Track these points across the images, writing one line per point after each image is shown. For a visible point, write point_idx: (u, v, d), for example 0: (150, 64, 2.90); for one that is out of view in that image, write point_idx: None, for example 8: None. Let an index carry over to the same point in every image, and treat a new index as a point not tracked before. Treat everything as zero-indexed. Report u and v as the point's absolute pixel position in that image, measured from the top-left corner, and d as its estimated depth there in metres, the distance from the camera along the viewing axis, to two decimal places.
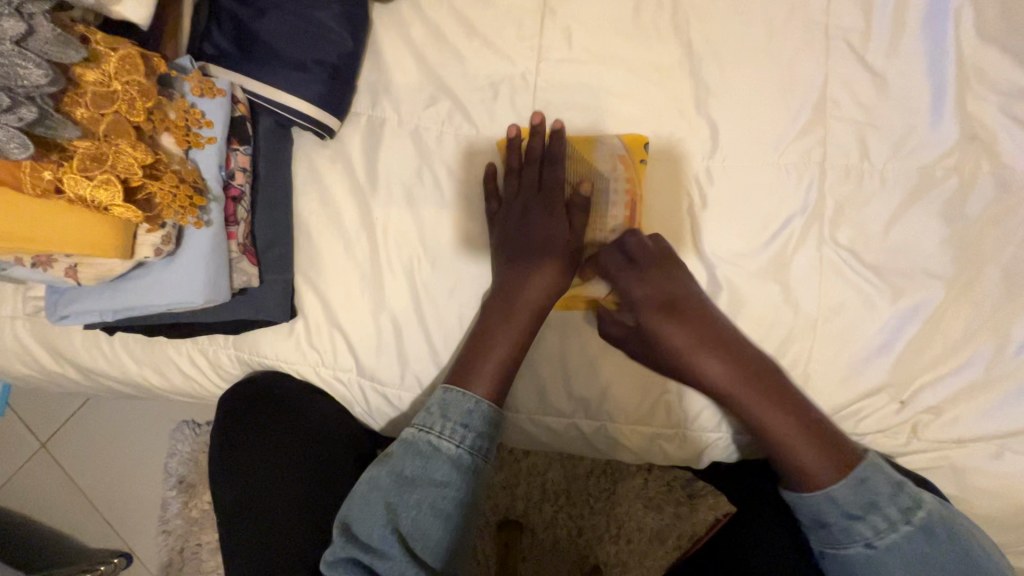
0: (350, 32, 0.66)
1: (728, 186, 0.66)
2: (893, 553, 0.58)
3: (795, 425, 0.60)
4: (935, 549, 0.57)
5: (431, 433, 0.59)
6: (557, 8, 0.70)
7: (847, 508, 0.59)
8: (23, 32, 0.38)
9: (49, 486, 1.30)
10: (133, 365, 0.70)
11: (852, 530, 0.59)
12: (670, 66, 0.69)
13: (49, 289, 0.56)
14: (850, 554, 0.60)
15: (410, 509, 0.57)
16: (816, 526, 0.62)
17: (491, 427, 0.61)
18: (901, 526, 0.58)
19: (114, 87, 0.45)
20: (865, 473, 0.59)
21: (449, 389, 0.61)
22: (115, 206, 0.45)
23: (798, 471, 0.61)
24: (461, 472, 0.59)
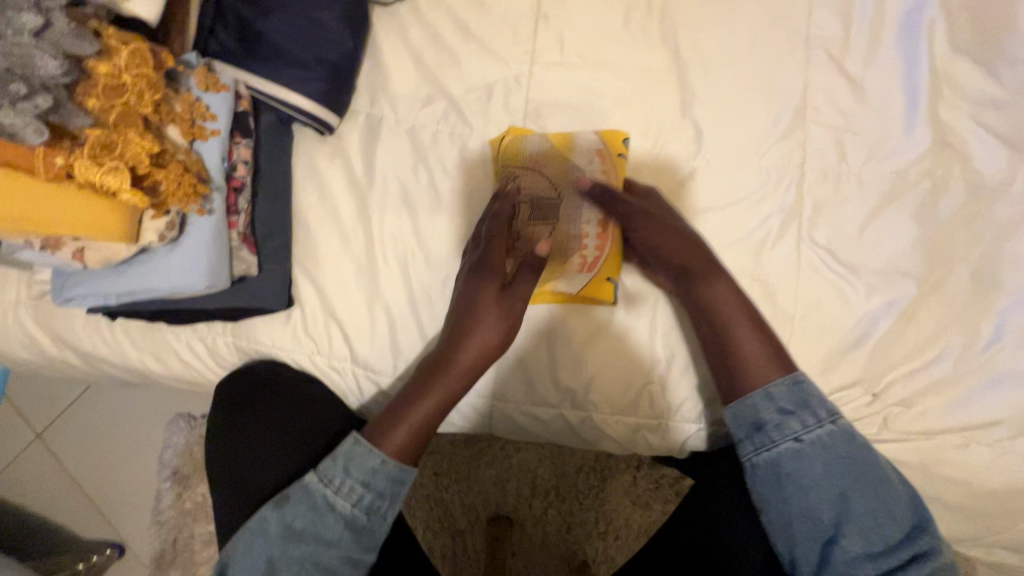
0: (350, 32, 0.68)
1: (711, 185, 0.69)
2: (821, 451, 0.58)
3: (757, 336, 0.62)
4: (855, 452, 0.57)
5: (330, 488, 0.61)
6: (550, 14, 0.73)
7: (782, 402, 0.59)
8: (41, 25, 0.40)
9: (43, 477, 1.31)
10: (133, 351, 0.72)
11: (784, 425, 0.59)
12: (658, 71, 0.72)
13: (55, 273, 0.58)
14: (780, 454, 0.59)
15: (292, 563, 0.59)
16: (751, 431, 0.60)
17: (394, 487, 0.62)
18: (827, 424, 0.58)
19: (124, 79, 0.47)
20: (803, 377, 0.60)
21: (359, 444, 0.63)
22: (123, 192, 0.47)
23: (743, 372, 0.61)
24: (354, 532, 0.61)
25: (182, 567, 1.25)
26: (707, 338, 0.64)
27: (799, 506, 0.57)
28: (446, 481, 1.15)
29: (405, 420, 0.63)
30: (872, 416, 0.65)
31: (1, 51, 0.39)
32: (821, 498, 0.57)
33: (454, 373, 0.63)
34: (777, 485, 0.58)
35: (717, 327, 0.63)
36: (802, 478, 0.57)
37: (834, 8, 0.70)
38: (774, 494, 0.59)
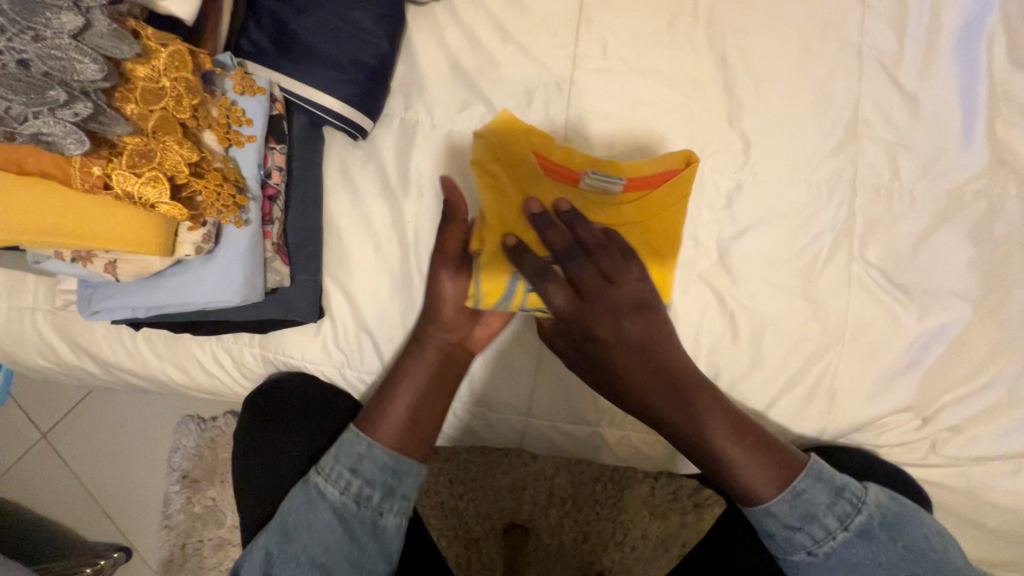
0: (387, 33, 0.65)
1: (758, 200, 0.67)
2: (839, 561, 0.55)
3: (739, 443, 0.56)
4: (879, 555, 0.55)
5: (321, 475, 0.59)
6: (593, 17, 0.70)
7: (787, 520, 0.55)
8: (80, 27, 0.37)
9: (49, 478, 1.28)
10: (155, 361, 0.70)
11: (795, 541, 0.55)
12: (704, 79, 0.69)
13: (81, 284, 0.56)
14: (795, 564, 0.56)
15: (288, 560, 0.56)
16: (761, 538, 0.58)
17: (386, 475, 0.59)
18: (840, 533, 0.55)
19: (163, 83, 0.44)
20: (804, 485, 0.55)
21: (350, 431, 0.60)
22: (161, 203, 0.45)
23: (741, 485, 0.56)
24: (345, 526, 0.57)
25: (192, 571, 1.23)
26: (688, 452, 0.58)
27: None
28: (461, 488, 1.12)
29: (393, 404, 0.60)
30: (921, 441, 0.64)
31: (40, 56, 0.37)
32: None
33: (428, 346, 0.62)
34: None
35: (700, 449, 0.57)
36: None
37: (888, 18, 0.67)
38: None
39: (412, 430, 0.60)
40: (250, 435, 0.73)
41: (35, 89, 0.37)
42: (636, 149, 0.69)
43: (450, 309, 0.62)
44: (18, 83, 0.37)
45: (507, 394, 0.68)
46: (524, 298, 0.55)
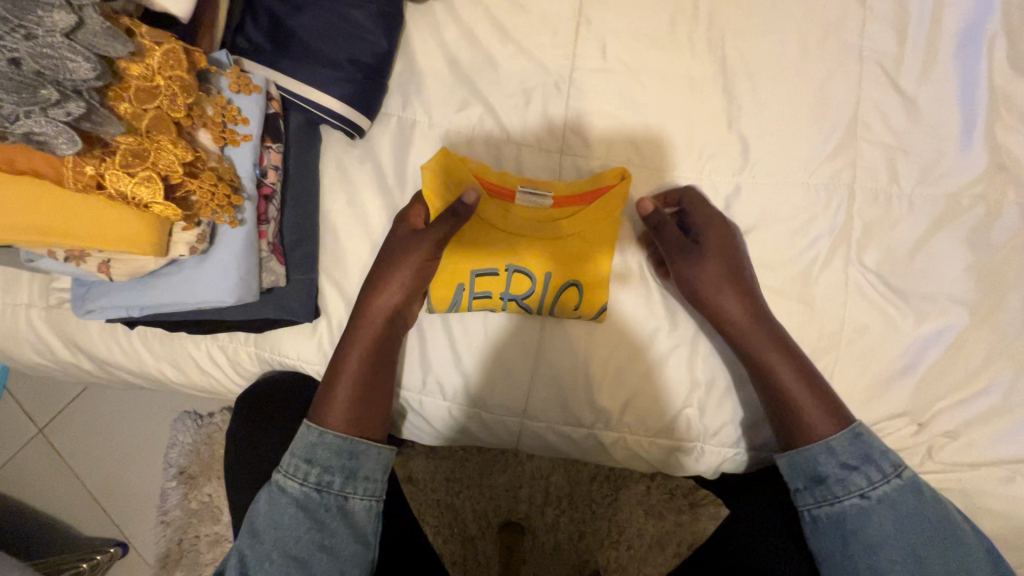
0: (385, 31, 0.65)
1: (756, 202, 0.67)
2: (887, 508, 0.57)
3: (804, 383, 0.60)
4: (921, 508, 0.56)
5: (279, 472, 0.59)
6: (593, 17, 0.69)
7: (844, 457, 0.58)
8: (73, 25, 0.37)
9: (45, 473, 1.28)
10: (150, 359, 0.70)
11: (848, 481, 0.58)
12: (703, 80, 0.69)
13: (75, 283, 0.55)
14: (845, 511, 0.58)
15: (261, 559, 0.56)
16: (812, 483, 0.60)
17: (342, 459, 0.60)
18: (893, 479, 0.57)
19: (157, 82, 0.44)
20: (862, 429, 0.59)
21: (301, 426, 0.62)
22: (155, 203, 0.45)
23: (800, 424, 0.60)
24: (310, 515, 0.58)
25: (188, 567, 1.23)
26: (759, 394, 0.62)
27: (865, 564, 0.56)
28: (457, 486, 1.13)
29: (342, 381, 0.62)
30: (917, 446, 0.64)
31: (32, 55, 0.36)
32: (892, 559, 0.55)
33: (374, 321, 0.63)
34: (841, 542, 0.57)
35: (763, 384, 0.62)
36: (870, 535, 0.56)
37: (889, 20, 0.67)
38: (837, 549, 0.57)
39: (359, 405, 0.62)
40: (244, 432, 0.72)
41: (26, 88, 0.37)
42: (635, 150, 0.69)
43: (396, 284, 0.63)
44: (9, 81, 0.36)
45: (504, 395, 0.68)
46: (472, 302, 0.65)
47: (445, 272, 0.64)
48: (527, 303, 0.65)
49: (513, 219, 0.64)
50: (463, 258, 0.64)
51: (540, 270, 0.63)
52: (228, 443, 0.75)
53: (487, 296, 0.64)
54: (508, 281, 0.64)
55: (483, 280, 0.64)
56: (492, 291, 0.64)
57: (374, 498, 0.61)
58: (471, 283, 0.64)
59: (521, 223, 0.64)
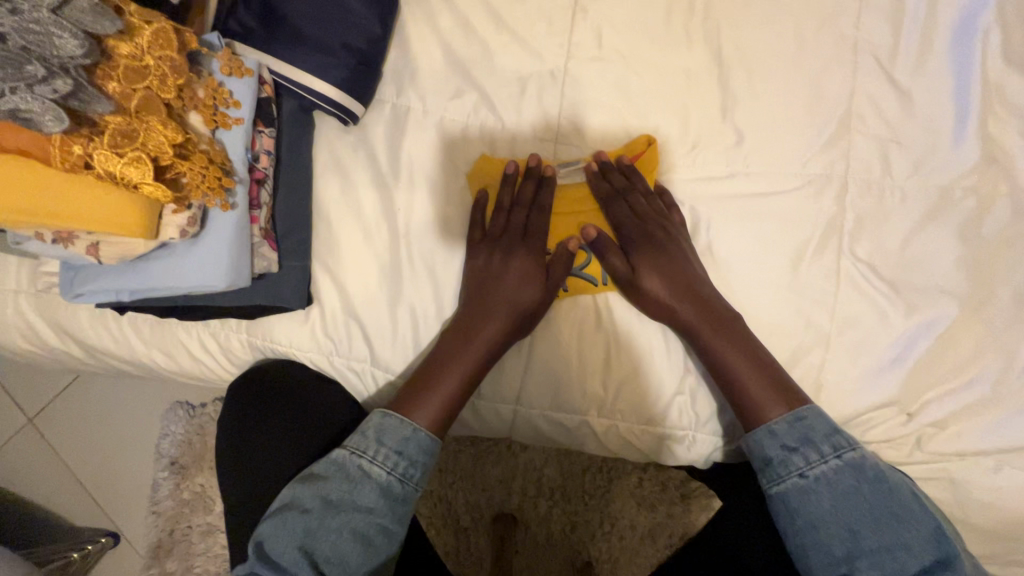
0: (378, 17, 0.65)
1: (750, 192, 0.67)
2: (831, 485, 0.58)
3: (757, 372, 0.61)
4: (864, 487, 0.57)
5: (364, 456, 0.60)
6: (588, 6, 0.69)
7: (784, 439, 0.59)
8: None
9: (35, 463, 1.27)
10: (140, 346, 0.69)
11: (790, 462, 0.59)
12: (699, 71, 0.69)
13: (64, 267, 0.54)
14: (789, 490, 0.59)
15: (330, 532, 0.57)
16: (761, 466, 0.61)
17: (426, 457, 0.62)
18: (831, 459, 0.58)
19: (147, 61, 0.43)
20: (805, 412, 0.60)
21: (392, 416, 0.61)
22: (145, 185, 0.44)
23: (752, 408, 0.61)
24: (389, 500, 0.60)
25: (179, 558, 1.22)
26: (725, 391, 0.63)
27: (812, 540, 0.57)
28: (451, 478, 1.13)
29: (438, 383, 0.63)
30: (906, 436, 0.65)
31: (18, 30, 0.36)
32: (835, 533, 0.57)
33: (487, 331, 0.64)
34: (790, 521, 0.59)
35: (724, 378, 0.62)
36: (812, 512, 0.58)
37: (884, 12, 0.67)
38: (788, 526, 0.59)
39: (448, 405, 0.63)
40: (241, 419, 0.73)
41: (12, 63, 0.36)
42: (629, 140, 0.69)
43: (515, 300, 0.64)
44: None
45: (497, 383, 0.68)
46: None
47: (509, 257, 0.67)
48: (588, 274, 0.67)
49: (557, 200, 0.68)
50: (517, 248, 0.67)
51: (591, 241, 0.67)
52: (221, 431, 0.74)
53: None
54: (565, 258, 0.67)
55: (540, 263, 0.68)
56: None
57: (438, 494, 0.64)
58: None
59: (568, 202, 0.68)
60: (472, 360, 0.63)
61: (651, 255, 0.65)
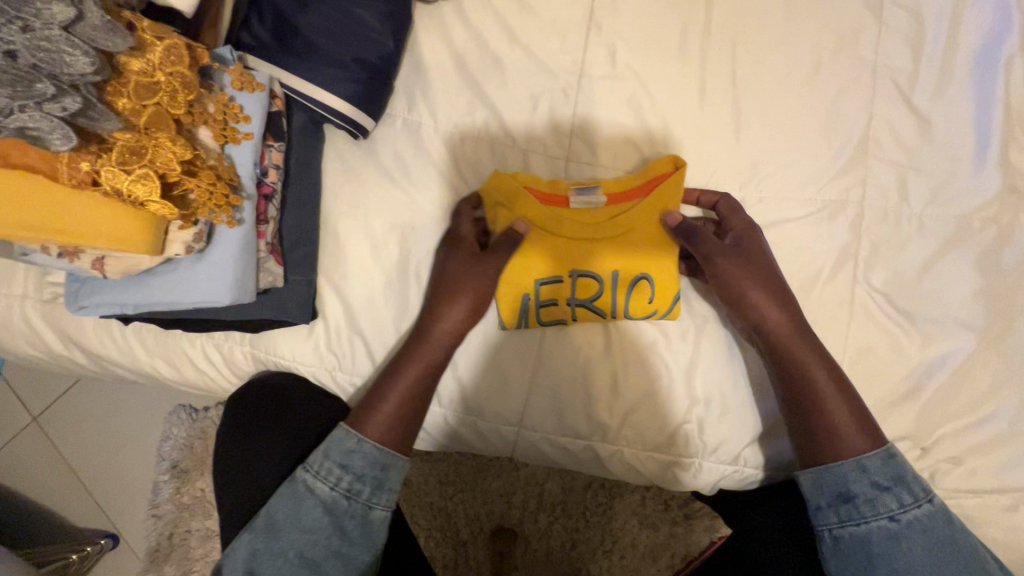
0: (391, 31, 0.64)
1: (763, 216, 0.66)
2: (918, 533, 0.55)
3: (843, 400, 0.59)
4: (953, 539, 0.54)
5: (309, 472, 0.60)
6: (603, 24, 0.69)
7: (876, 477, 0.56)
8: (72, 18, 0.36)
9: (38, 461, 1.28)
10: (143, 355, 0.68)
11: (879, 502, 0.56)
12: (715, 91, 0.68)
13: (69, 278, 0.53)
14: (871, 533, 0.55)
15: (274, 556, 0.57)
16: (837, 501, 0.57)
17: (375, 469, 0.60)
18: (923, 504, 0.55)
19: (157, 78, 0.43)
20: (894, 450, 0.58)
21: (340, 429, 0.61)
22: (151, 202, 0.43)
23: (830, 434, 0.58)
24: (334, 518, 0.58)
25: (177, 562, 1.22)
26: (806, 421, 0.60)
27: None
28: (451, 490, 1.12)
29: (390, 395, 0.62)
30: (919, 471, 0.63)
31: (29, 47, 0.35)
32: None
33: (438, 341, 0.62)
34: (866, 566, 0.55)
35: (809, 408, 0.59)
36: (897, 559, 0.54)
37: (904, 37, 0.66)
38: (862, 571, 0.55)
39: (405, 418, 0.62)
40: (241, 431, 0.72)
41: (22, 81, 0.36)
42: (641, 159, 0.68)
43: (446, 311, 0.62)
44: (4, 74, 0.35)
45: (502, 404, 0.67)
46: (539, 312, 0.64)
47: (513, 281, 0.63)
48: (598, 306, 0.63)
49: (568, 222, 0.63)
50: (525, 270, 0.63)
51: (604, 270, 0.62)
52: (221, 442, 0.74)
53: (553, 305, 0.63)
54: (575, 285, 0.63)
55: (547, 287, 0.63)
56: (560, 298, 0.63)
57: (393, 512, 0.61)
58: (535, 292, 0.63)
59: (583, 223, 0.63)
60: (423, 371, 0.62)
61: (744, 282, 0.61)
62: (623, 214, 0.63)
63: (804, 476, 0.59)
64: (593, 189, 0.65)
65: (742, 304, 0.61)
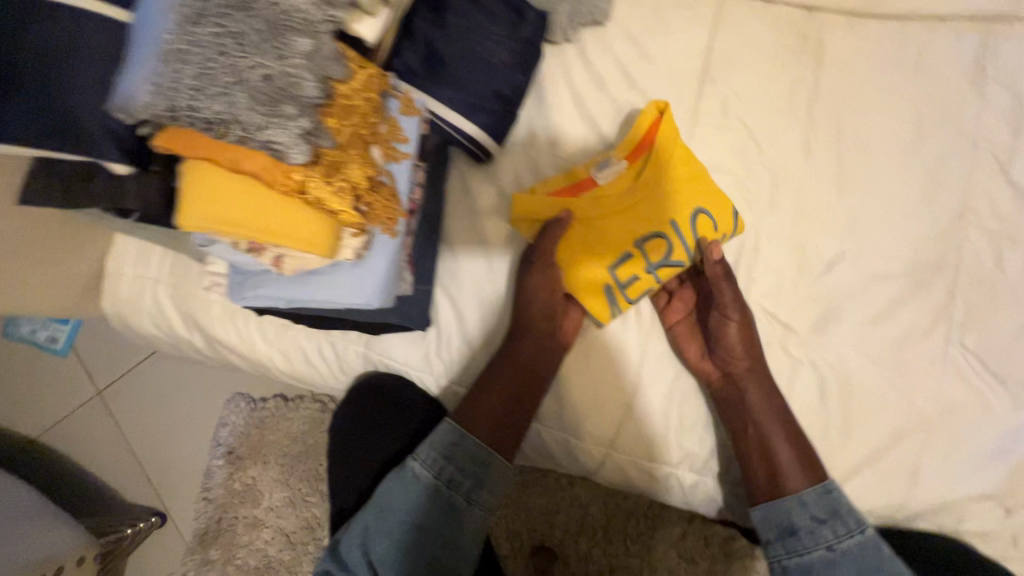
0: (525, 68, 0.70)
1: (860, 270, 0.69)
2: (853, 560, 0.61)
3: (793, 440, 0.64)
4: (883, 564, 0.60)
5: (417, 459, 0.66)
6: (716, 78, 0.74)
7: (814, 511, 0.62)
8: (312, 50, 0.42)
9: (99, 434, 1.32)
10: (261, 345, 0.73)
11: (817, 533, 0.62)
12: (819, 148, 0.72)
13: (232, 271, 0.58)
14: (812, 561, 0.62)
15: (383, 534, 0.64)
16: (783, 534, 0.63)
17: (475, 464, 0.66)
18: (857, 535, 0.61)
19: (355, 100, 0.48)
20: (833, 485, 0.63)
21: (445, 423, 0.67)
22: (343, 212, 0.48)
23: (780, 472, 0.63)
24: (437, 504, 0.65)
25: (224, 547, 1.25)
26: (750, 458, 0.64)
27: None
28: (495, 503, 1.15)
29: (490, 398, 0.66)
30: (1003, 535, 0.64)
31: (280, 73, 0.41)
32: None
33: (526, 346, 0.67)
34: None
35: (761, 449, 0.64)
36: None
37: (1004, 115, 0.70)
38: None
39: (497, 434, 0.66)
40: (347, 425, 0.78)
41: (273, 102, 0.41)
42: (745, 204, 0.71)
43: (533, 325, 0.67)
44: (261, 95, 0.41)
45: (596, 424, 0.69)
46: (627, 292, 0.67)
47: (590, 282, 0.67)
48: (674, 259, 0.66)
49: (606, 202, 0.67)
50: (597, 261, 0.67)
51: (663, 224, 0.65)
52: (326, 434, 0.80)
53: (636, 279, 0.66)
54: (646, 252, 0.65)
55: (624, 266, 0.66)
56: (639, 273, 0.66)
57: (490, 510, 0.66)
58: (615, 276, 0.66)
59: (616, 198, 0.67)
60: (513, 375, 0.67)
61: (728, 330, 0.66)
62: (646, 172, 0.67)
63: (755, 513, 0.64)
64: (607, 160, 0.68)
65: (721, 344, 0.66)
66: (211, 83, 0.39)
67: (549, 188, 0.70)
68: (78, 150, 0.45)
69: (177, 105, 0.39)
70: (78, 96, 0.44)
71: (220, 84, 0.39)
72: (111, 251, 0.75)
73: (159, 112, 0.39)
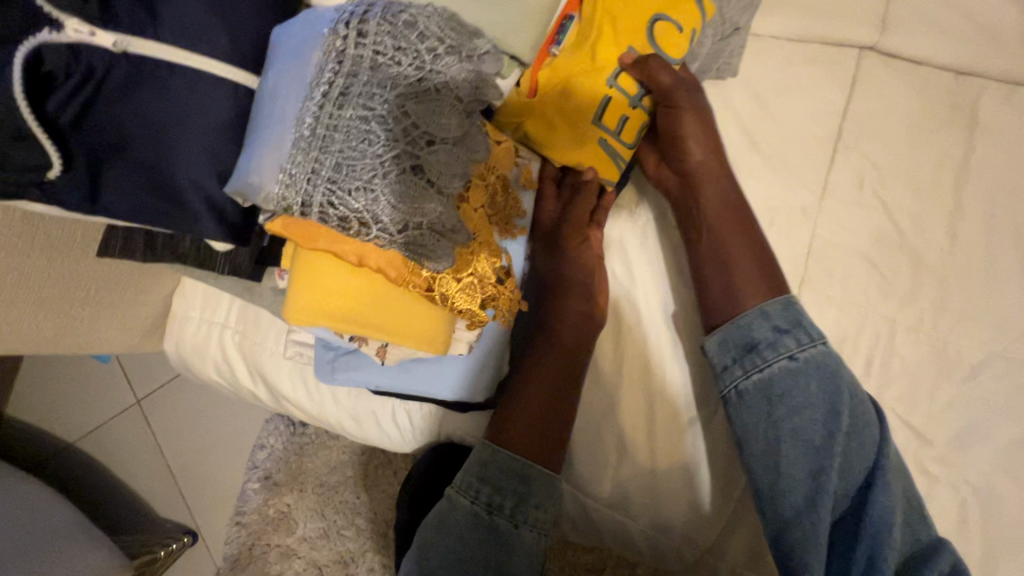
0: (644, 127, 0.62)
1: (1012, 379, 0.60)
2: (813, 370, 0.54)
3: (758, 245, 0.60)
4: (843, 374, 0.54)
5: (450, 485, 0.57)
6: (851, 146, 0.66)
7: (776, 321, 0.56)
8: (459, 134, 0.37)
9: (123, 445, 1.22)
10: (330, 405, 0.67)
11: (778, 345, 0.55)
12: (966, 231, 0.64)
13: (324, 348, 0.56)
14: (772, 375, 0.54)
15: None
16: (741, 354, 0.56)
17: (516, 482, 0.56)
18: (819, 345, 0.55)
19: (488, 181, 0.45)
20: (795, 300, 0.57)
21: (479, 442, 0.58)
22: (465, 308, 0.45)
23: (744, 284, 0.58)
24: (482, 532, 0.54)
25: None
26: (713, 305, 0.59)
27: (789, 428, 0.53)
28: None
29: (526, 397, 0.58)
30: None
31: (427, 164, 0.36)
32: (813, 417, 0.52)
33: (567, 332, 0.61)
34: (766, 408, 0.54)
35: (722, 271, 0.59)
36: (795, 399, 0.53)
37: None
38: (760, 420, 0.54)
39: (541, 445, 0.57)
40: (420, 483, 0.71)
41: (417, 199, 0.36)
42: (879, 292, 0.63)
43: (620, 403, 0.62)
44: (406, 192, 0.36)
45: (699, 532, 0.61)
46: (621, 136, 0.59)
47: (583, 143, 0.58)
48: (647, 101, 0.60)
49: (573, 60, 0.56)
50: (581, 120, 0.56)
51: (635, 40, 0.56)
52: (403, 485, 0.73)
53: (626, 119, 0.59)
54: (622, 88, 0.57)
55: (608, 114, 0.57)
56: (629, 115, 0.59)
57: (544, 532, 0.55)
58: (606, 129, 0.58)
59: (576, 50, 0.56)
60: (548, 364, 0.59)
61: (692, 138, 0.60)
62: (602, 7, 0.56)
63: (704, 344, 0.58)
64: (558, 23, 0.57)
65: (684, 170, 0.61)
66: (350, 175, 0.35)
67: (518, 82, 0.58)
68: (187, 226, 0.45)
69: (311, 200, 0.36)
70: (178, 159, 0.43)
71: (363, 179, 0.35)
72: (180, 290, 0.71)
73: (291, 206, 0.36)
